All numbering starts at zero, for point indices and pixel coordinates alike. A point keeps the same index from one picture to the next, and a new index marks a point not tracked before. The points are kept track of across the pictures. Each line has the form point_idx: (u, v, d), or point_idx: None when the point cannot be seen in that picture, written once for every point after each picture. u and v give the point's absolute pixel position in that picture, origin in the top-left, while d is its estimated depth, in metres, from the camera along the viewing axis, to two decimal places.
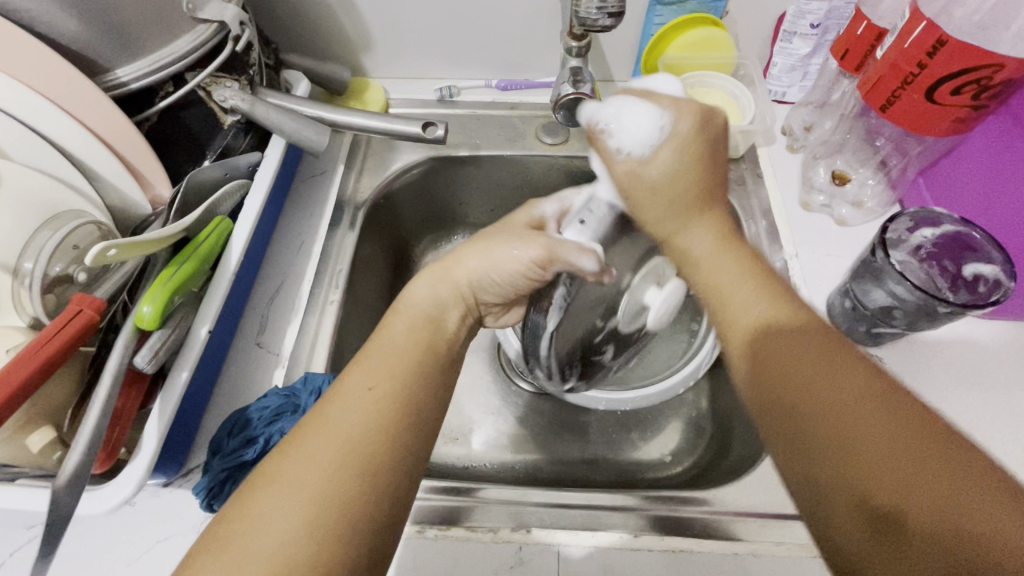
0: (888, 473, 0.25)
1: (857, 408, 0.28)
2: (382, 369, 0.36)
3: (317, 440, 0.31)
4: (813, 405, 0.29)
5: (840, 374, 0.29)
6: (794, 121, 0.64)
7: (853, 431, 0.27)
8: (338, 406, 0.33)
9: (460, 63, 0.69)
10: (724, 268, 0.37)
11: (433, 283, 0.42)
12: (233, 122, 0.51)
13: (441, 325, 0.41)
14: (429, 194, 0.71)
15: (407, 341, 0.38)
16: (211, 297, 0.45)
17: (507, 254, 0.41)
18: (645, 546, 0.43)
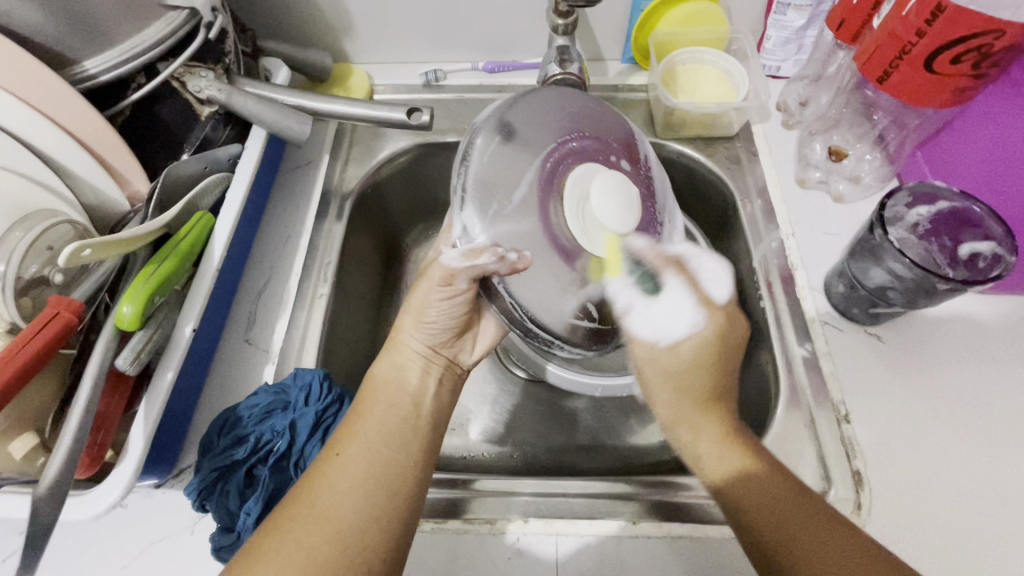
0: (783, 510, 0.36)
1: (766, 461, 0.38)
2: (362, 439, 0.37)
3: (300, 514, 0.33)
4: (752, 465, 0.38)
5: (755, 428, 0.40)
6: (788, 96, 0.62)
7: (813, 553, 0.34)
8: (318, 479, 0.35)
9: (445, 46, 0.67)
10: (705, 432, 0.40)
11: (384, 355, 0.43)
12: (210, 114, 0.50)
13: (403, 384, 0.41)
14: (418, 182, 0.69)
15: (384, 400, 0.40)
16: (195, 294, 0.44)
17: (429, 292, 0.41)
18: (643, 534, 0.42)
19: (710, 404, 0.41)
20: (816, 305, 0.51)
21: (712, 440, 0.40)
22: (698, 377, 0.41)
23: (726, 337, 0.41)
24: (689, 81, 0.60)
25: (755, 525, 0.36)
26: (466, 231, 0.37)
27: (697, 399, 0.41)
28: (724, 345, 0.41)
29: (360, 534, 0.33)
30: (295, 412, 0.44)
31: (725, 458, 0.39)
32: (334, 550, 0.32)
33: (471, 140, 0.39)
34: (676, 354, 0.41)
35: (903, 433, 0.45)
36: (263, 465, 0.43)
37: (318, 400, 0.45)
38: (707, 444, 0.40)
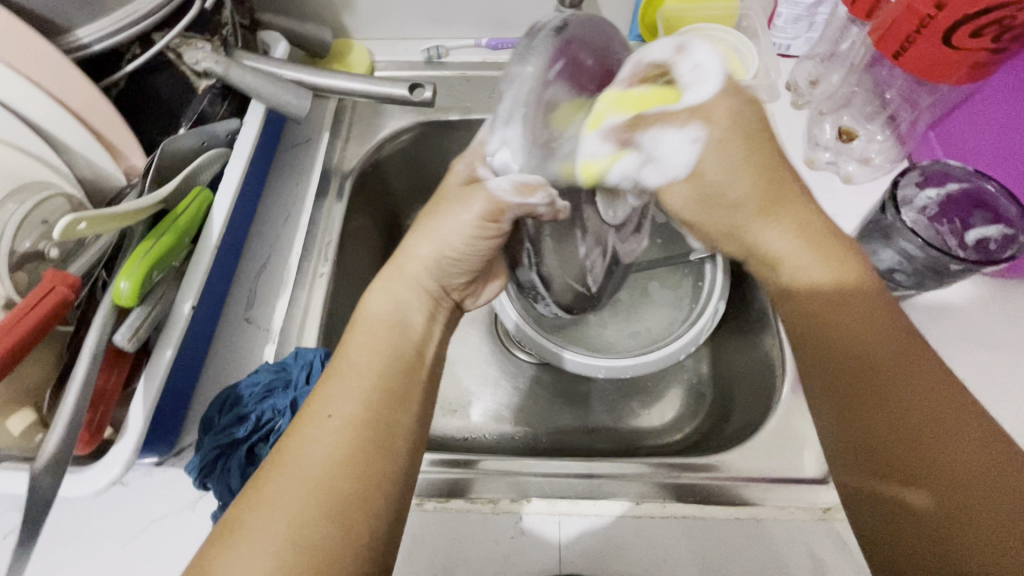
0: (901, 403, 0.32)
1: (909, 411, 0.32)
2: (347, 393, 0.35)
3: (284, 478, 0.32)
4: (877, 429, 0.33)
5: (899, 350, 0.34)
6: (797, 76, 0.61)
7: (914, 404, 0.32)
8: (302, 441, 0.33)
9: (447, 22, 0.65)
10: (807, 257, 0.38)
11: (392, 290, 0.40)
12: (207, 87, 0.48)
13: (405, 330, 0.39)
14: (420, 161, 0.68)
15: (372, 356, 0.37)
16: (193, 271, 0.43)
17: (461, 223, 0.39)
18: (646, 514, 0.42)
19: (776, 203, 0.37)
20: None
21: (812, 256, 0.37)
22: (743, 181, 0.36)
23: (742, 111, 0.35)
24: None
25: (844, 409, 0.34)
26: (507, 160, 0.34)
27: (767, 210, 0.37)
28: (733, 130, 0.34)
29: (355, 497, 0.32)
30: (295, 391, 0.44)
31: (826, 271, 0.37)
32: (326, 517, 0.31)
33: (522, 61, 0.32)
34: (723, 158, 0.35)
35: None
36: (264, 443, 0.43)
37: (319, 378, 0.45)
38: (783, 246, 0.38)
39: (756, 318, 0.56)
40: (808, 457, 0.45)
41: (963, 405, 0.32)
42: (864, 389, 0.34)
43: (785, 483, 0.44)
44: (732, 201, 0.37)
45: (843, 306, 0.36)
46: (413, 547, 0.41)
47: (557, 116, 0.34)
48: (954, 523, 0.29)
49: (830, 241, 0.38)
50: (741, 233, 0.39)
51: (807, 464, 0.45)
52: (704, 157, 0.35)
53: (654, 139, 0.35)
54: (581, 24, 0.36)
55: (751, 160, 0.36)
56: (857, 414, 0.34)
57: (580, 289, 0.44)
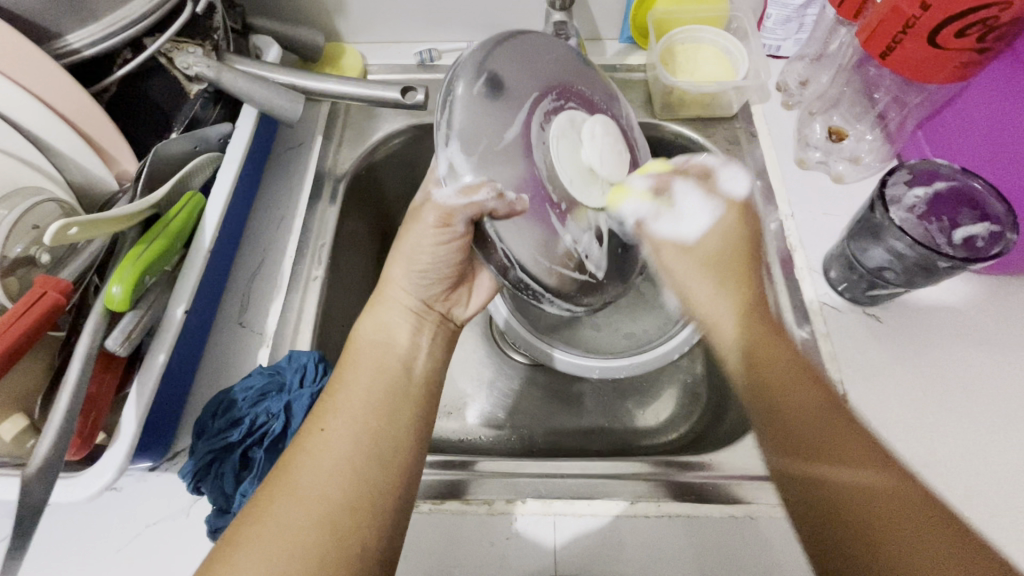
0: (805, 410, 0.35)
1: (821, 413, 0.34)
2: (346, 409, 0.36)
3: (287, 493, 0.32)
4: (801, 441, 0.34)
5: (787, 359, 0.37)
6: (787, 77, 0.61)
7: (813, 417, 0.34)
8: (305, 454, 0.34)
9: (440, 25, 0.65)
10: (722, 310, 0.40)
11: (376, 314, 0.42)
12: (199, 92, 0.48)
13: (392, 347, 0.40)
14: (413, 164, 0.68)
15: (369, 371, 0.38)
16: (186, 275, 0.43)
17: (425, 234, 0.39)
18: (641, 513, 0.42)
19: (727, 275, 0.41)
20: (815, 288, 0.51)
21: (721, 301, 0.40)
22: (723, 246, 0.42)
23: (733, 226, 0.42)
24: (688, 61, 0.59)
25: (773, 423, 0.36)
26: (452, 169, 0.36)
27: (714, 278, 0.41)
28: (707, 264, 0.41)
29: (358, 505, 0.33)
30: (290, 394, 0.44)
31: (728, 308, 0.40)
32: (329, 528, 0.31)
33: (451, 82, 0.37)
34: (726, 235, 0.42)
35: (900, 414, 0.45)
36: (259, 447, 0.42)
37: (313, 382, 0.45)
38: (722, 313, 0.40)
39: None
40: None
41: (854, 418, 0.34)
42: (773, 396, 0.36)
43: None
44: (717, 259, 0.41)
45: (751, 328, 0.39)
46: (408, 549, 0.41)
47: (489, 120, 0.36)
48: (867, 524, 0.30)
49: (729, 284, 0.41)
50: (690, 292, 0.42)
51: None
52: (711, 233, 0.42)
53: (685, 195, 0.42)
54: (517, 36, 0.41)
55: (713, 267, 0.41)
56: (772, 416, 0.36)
57: (582, 276, 0.40)
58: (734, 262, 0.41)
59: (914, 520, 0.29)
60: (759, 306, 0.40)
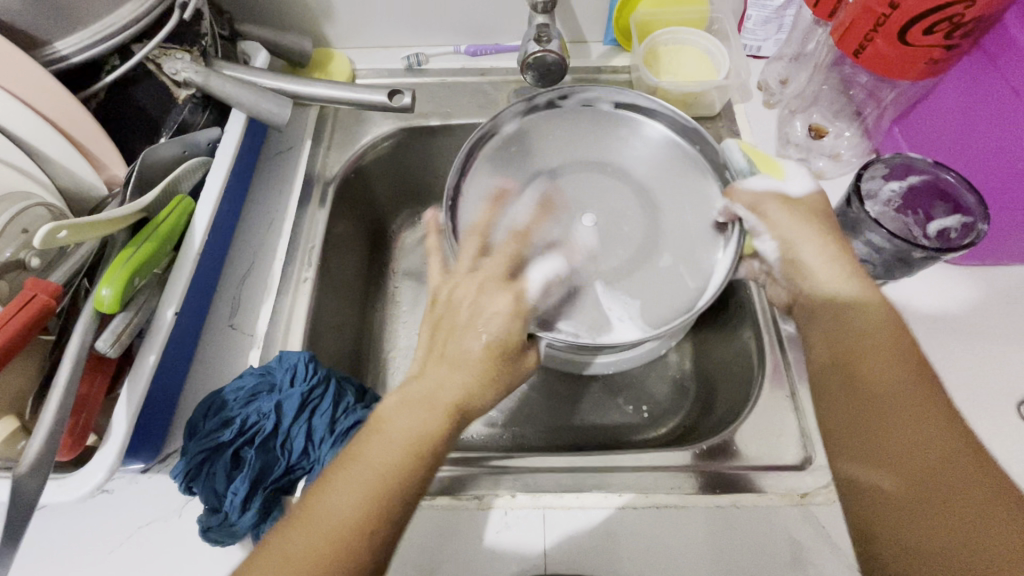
0: (902, 412, 0.34)
1: (902, 441, 0.33)
2: (356, 473, 0.33)
3: (263, 565, 0.30)
4: (892, 442, 0.34)
5: (902, 362, 0.36)
6: (767, 76, 0.62)
7: (914, 430, 0.33)
8: (306, 517, 0.31)
9: (426, 29, 0.66)
10: (857, 321, 0.39)
11: (424, 383, 0.36)
12: (187, 97, 0.49)
13: (428, 426, 0.35)
14: (403, 167, 0.69)
15: (396, 436, 0.34)
16: (175, 278, 0.43)
17: (492, 302, 0.40)
18: (630, 505, 0.43)
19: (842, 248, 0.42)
20: None
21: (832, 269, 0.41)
22: (820, 226, 0.43)
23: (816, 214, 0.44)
24: (671, 62, 0.61)
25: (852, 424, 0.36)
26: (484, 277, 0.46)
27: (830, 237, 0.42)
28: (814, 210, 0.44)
29: None
30: (281, 394, 0.44)
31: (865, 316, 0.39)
32: None
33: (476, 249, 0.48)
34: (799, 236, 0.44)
35: None
36: (250, 446, 0.43)
37: (304, 381, 0.45)
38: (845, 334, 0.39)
39: (735, 312, 0.57)
40: (786, 444, 0.46)
41: (946, 412, 0.33)
42: (861, 407, 0.36)
43: (764, 470, 0.45)
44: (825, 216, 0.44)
45: (877, 344, 0.38)
46: (398, 546, 0.42)
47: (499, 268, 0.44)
48: (908, 503, 0.31)
49: (873, 309, 0.39)
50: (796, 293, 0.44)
51: (785, 452, 0.46)
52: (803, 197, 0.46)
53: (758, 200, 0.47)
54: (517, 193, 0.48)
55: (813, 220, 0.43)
56: (839, 406, 0.37)
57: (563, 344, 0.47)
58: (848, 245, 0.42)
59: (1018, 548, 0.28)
60: (901, 335, 0.38)
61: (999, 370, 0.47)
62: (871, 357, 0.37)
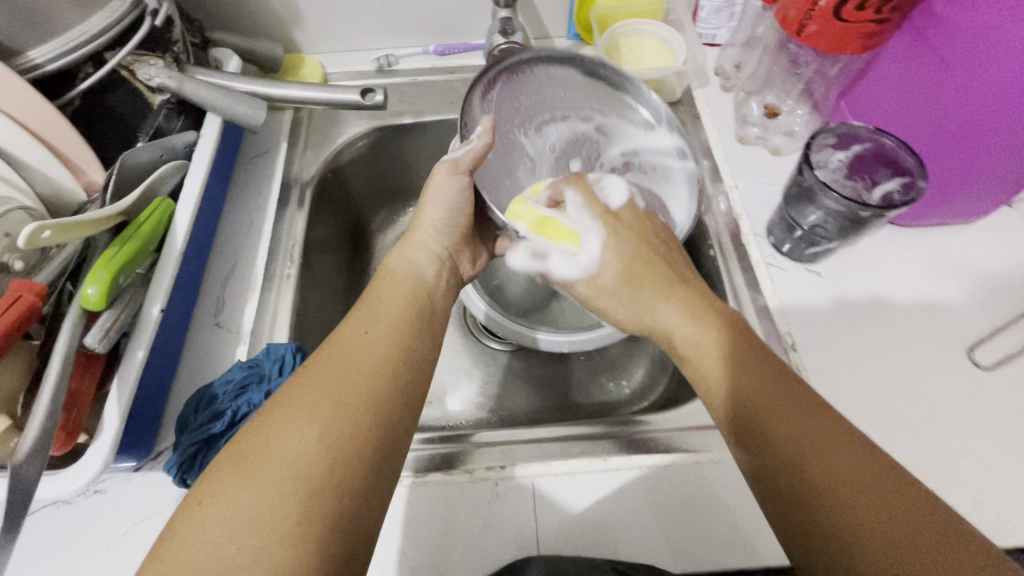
0: (767, 395, 0.35)
1: (829, 448, 0.32)
2: (337, 362, 0.36)
3: (268, 447, 0.31)
4: (797, 444, 0.33)
5: (766, 359, 0.37)
6: (722, 62, 0.66)
7: (814, 432, 0.33)
8: (296, 406, 0.33)
9: (395, 32, 0.69)
10: (656, 301, 0.41)
11: (407, 253, 0.46)
12: (162, 103, 0.50)
13: (416, 281, 0.44)
14: (380, 166, 0.71)
15: (385, 307, 0.41)
16: (160, 276, 0.44)
17: (443, 189, 0.47)
18: (614, 467, 0.45)
19: (674, 284, 0.42)
20: (761, 250, 0.55)
21: (666, 304, 0.41)
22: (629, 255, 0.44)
23: (634, 249, 0.43)
24: (631, 50, 0.64)
25: (742, 418, 0.35)
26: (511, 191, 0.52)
27: (649, 286, 0.42)
28: (622, 228, 0.44)
29: (329, 476, 0.31)
30: (270, 383, 0.45)
31: (679, 315, 0.40)
32: (293, 495, 0.30)
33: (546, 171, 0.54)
34: (616, 249, 0.43)
35: (845, 357, 0.49)
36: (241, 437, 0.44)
37: (293, 371, 0.46)
38: (671, 320, 0.40)
39: None
40: None
41: (832, 423, 0.33)
42: (756, 410, 0.35)
43: None
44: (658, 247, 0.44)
45: (731, 334, 0.39)
46: (392, 523, 0.43)
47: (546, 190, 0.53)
48: (799, 502, 0.32)
49: (679, 291, 0.41)
50: (647, 316, 0.42)
51: None
52: (606, 257, 0.43)
53: (574, 211, 0.46)
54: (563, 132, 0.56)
55: (632, 249, 0.43)
56: (748, 441, 0.35)
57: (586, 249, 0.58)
58: (652, 262, 0.43)
59: (912, 539, 0.28)
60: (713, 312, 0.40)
61: (948, 321, 0.51)
62: (729, 353, 0.38)
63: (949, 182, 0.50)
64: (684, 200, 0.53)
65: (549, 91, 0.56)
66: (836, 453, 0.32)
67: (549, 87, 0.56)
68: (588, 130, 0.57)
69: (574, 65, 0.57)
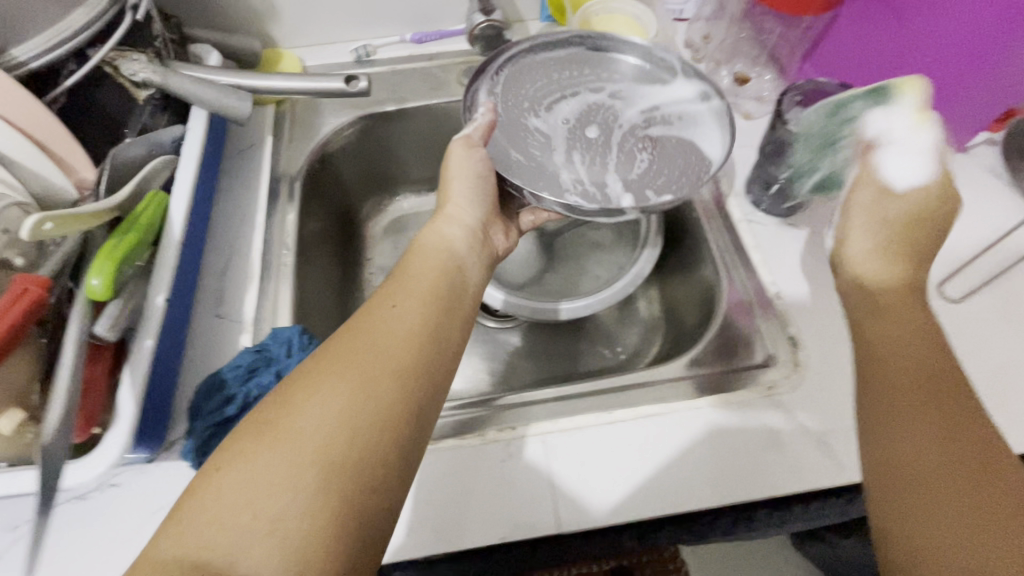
0: (939, 384, 0.36)
1: (958, 449, 0.33)
2: (375, 338, 0.37)
3: (302, 414, 0.33)
4: (950, 444, 0.34)
5: (932, 349, 0.38)
6: (691, 34, 0.68)
7: (948, 434, 0.34)
8: (332, 374, 0.35)
9: (372, 22, 0.69)
10: (858, 234, 0.46)
11: (437, 227, 0.48)
12: (148, 97, 0.51)
13: (448, 252, 0.46)
14: (366, 156, 0.72)
15: (420, 281, 0.42)
16: (162, 267, 0.45)
17: (461, 164, 0.50)
18: (619, 420, 0.47)
19: (905, 248, 0.44)
20: (741, 209, 0.58)
21: (870, 236, 0.45)
22: (887, 225, 0.45)
23: (945, 187, 0.45)
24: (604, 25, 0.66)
25: (875, 391, 0.38)
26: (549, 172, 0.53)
27: (886, 235, 0.45)
28: (925, 262, 0.44)
29: (353, 451, 0.32)
30: (279, 365, 0.46)
31: (875, 267, 0.44)
32: (318, 462, 0.31)
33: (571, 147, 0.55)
34: (920, 199, 0.45)
35: (826, 302, 0.52)
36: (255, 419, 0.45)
37: (301, 351, 0.47)
38: (858, 248, 0.45)
39: (690, 249, 0.63)
40: (749, 349, 0.51)
41: (976, 435, 0.34)
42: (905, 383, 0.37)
43: (733, 375, 0.50)
44: (918, 217, 0.45)
45: (901, 301, 0.41)
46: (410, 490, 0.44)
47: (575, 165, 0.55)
48: (912, 498, 0.33)
49: (896, 253, 0.44)
50: (851, 249, 0.46)
51: (749, 355, 0.51)
52: (918, 182, 0.45)
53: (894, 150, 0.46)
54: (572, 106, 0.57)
55: (897, 217, 0.45)
56: (876, 411, 0.37)
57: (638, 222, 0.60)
58: (909, 228, 0.44)
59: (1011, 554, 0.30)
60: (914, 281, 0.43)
61: None
62: (904, 324, 0.40)
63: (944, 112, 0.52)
64: (719, 141, 0.55)
65: (554, 75, 0.59)
66: (962, 455, 0.33)
67: (556, 68, 0.59)
68: (600, 100, 0.58)
69: (577, 52, 0.60)
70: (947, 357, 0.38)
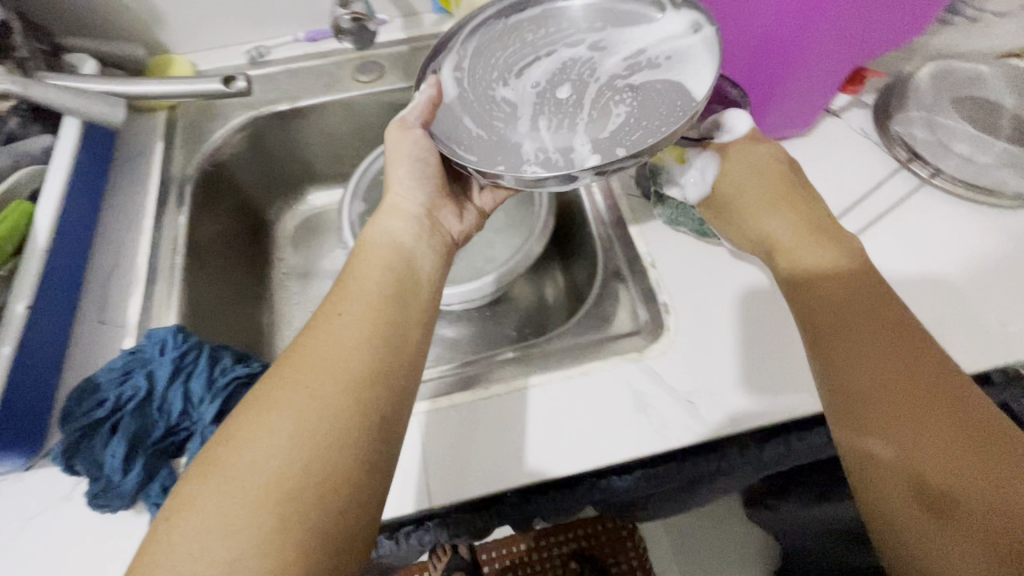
0: (912, 357, 0.35)
1: (924, 420, 0.33)
2: (323, 352, 0.36)
3: (253, 437, 0.32)
4: (908, 413, 0.33)
5: (882, 315, 0.37)
6: None
7: (924, 401, 0.33)
8: (283, 393, 0.33)
9: (262, 23, 0.70)
10: (760, 210, 0.47)
11: (388, 219, 0.48)
12: (12, 109, 0.51)
13: (398, 246, 0.45)
14: (267, 157, 0.72)
15: (371, 286, 0.41)
16: (24, 275, 0.45)
17: (399, 148, 0.49)
18: (494, 394, 0.48)
19: (783, 202, 0.47)
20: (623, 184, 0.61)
21: (777, 219, 0.45)
22: (759, 182, 0.48)
23: (771, 160, 0.49)
24: None
25: (837, 369, 0.37)
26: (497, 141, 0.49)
27: (782, 208, 0.46)
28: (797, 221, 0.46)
29: (313, 471, 0.31)
30: (153, 364, 0.47)
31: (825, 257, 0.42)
32: (273, 487, 0.30)
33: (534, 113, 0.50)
34: (745, 180, 0.49)
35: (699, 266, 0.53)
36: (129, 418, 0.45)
37: (176, 349, 0.48)
38: (776, 228, 0.45)
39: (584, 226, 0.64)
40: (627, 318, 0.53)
41: (953, 403, 0.33)
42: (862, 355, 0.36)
43: (609, 344, 0.51)
44: (786, 191, 0.47)
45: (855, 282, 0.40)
46: None
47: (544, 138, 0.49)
48: (892, 475, 0.32)
49: (822, 230, 0.44)
50: (758, 226, 0.46)
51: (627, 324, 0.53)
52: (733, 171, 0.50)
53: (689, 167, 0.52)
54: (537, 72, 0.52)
55: (772, 189, 0.47)
56: (837, 385, 0.36)
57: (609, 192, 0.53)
58: (783, 193, 0.47)
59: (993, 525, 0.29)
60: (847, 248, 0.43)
61: None
62: (855, 294, 0.39)
63: (864, 40, 0.50)
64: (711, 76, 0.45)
65: (518, 38, 0.53)
66: (931, 424, 0.32)
67: (529, 28, 0.53)
68: (577, 54, 0.52)
69: (548, 7, 0.54)
70: (876, 294, 0.39)
